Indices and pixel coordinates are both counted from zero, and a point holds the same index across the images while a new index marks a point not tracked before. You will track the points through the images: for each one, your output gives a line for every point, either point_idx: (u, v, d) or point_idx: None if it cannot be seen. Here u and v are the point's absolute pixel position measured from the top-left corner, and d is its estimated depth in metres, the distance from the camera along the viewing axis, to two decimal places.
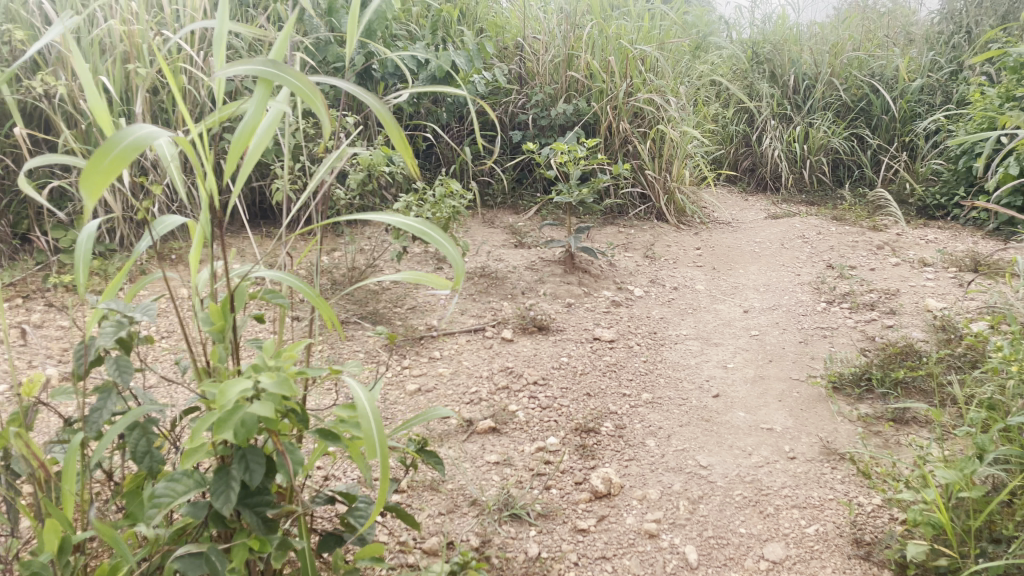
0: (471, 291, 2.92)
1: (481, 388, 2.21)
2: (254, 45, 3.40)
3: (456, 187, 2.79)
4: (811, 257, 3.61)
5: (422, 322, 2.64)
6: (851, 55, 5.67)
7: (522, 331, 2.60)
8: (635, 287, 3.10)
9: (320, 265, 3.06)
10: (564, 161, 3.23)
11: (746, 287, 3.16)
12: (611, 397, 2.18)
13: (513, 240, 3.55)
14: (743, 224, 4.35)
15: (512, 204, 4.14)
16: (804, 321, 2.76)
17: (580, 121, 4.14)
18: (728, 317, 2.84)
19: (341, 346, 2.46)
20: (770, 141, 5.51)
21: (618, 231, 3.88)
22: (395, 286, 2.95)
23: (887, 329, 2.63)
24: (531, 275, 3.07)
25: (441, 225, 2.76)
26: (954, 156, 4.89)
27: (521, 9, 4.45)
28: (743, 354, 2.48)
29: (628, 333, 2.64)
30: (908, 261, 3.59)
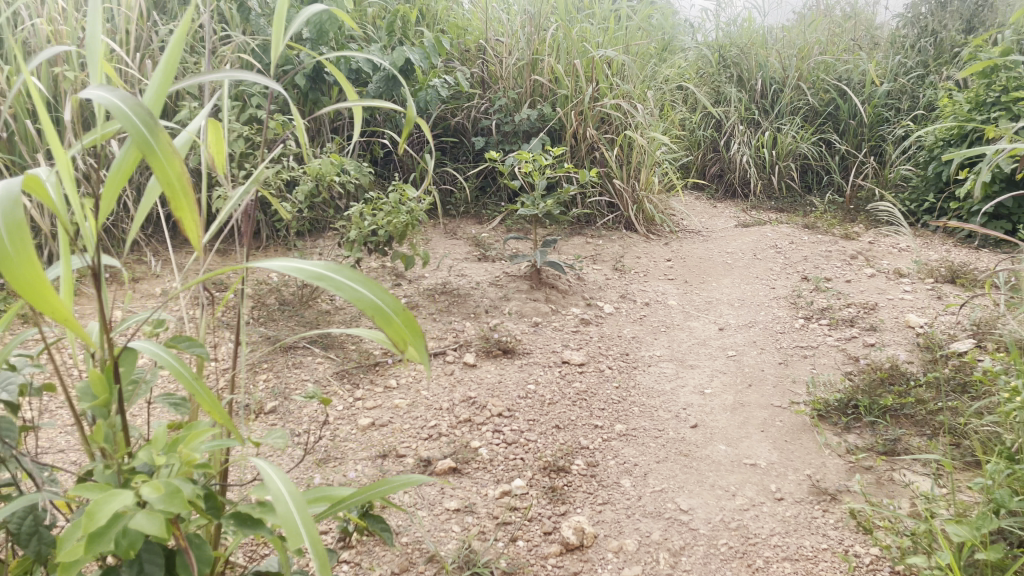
0: (430, 310, 2.74)
1: (440, 421, 2.03)
2: (197, 47, 3.20)
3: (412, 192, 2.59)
4: (785, 269, 3.49)
5: (379, 345, 2.45)
6: (818, 59, 5.60)
7: (485, 355, 2.42)
8: (605, 303, 2.94)
9: (270, 283, 2.85)
10: (531, 165, 3.05)
11: (720, 302, 3.03)
12: (582, 430, 2.02)
13: (476, 253, 3.38)
14: (714, 233, 4.23)
15: (476, 213, 3.98)
16: (782, 339, 2.63)
17: (545, 127, 3.99)
18: (703, 335, 2.70)
19: (289, 376, 2.27)
20: (738, 146, 5.41)
21: (586, 242, 3.73)
22: (349, 305, 2.76)
23: (869, 348, 2.51)
24: (495, 291, 2.89)
25: (398, 233, 2.56)
26: (923, 161, 4.83)
27: (483, 10, 4.29)
28: (721, 378, 2.34)
29: (598, 355, 2.48)
30: (883, 272, 3.50)
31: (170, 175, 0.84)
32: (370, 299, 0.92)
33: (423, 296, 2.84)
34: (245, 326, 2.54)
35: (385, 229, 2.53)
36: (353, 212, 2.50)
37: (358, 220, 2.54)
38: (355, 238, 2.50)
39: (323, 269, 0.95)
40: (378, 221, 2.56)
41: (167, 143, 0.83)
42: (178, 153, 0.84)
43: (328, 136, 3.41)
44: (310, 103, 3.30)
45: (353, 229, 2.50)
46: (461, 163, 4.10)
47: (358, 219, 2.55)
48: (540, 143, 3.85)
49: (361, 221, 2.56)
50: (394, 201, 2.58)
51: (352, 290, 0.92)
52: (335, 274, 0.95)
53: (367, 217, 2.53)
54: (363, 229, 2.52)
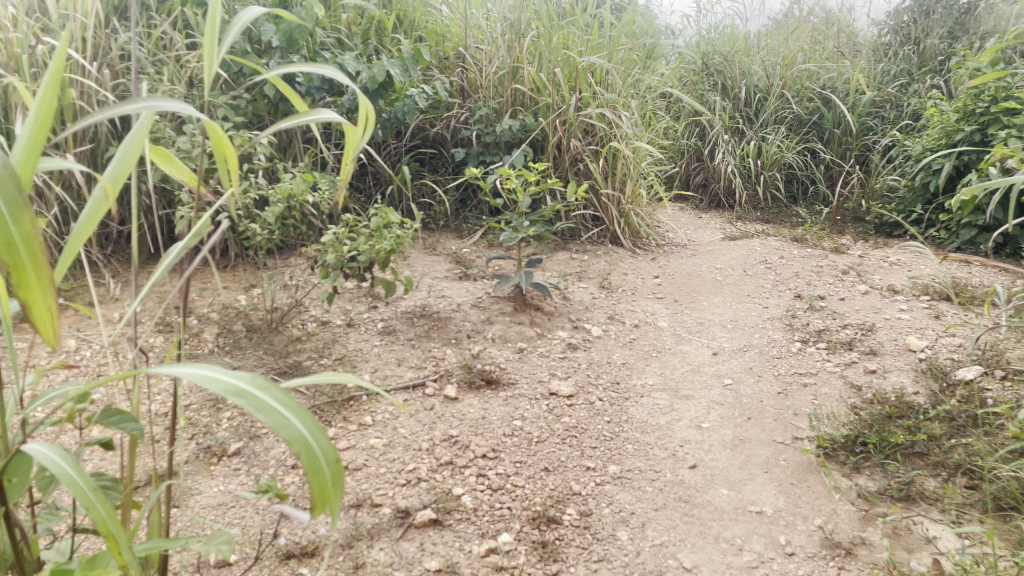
0: (409, 336, 2.59)
1: (419, 465, 1.88)
2: (159, 57, 3.04)
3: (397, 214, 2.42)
4: (777, 286, 3.38)
5: (354, 376, 2.29)
6: (802, 67, 5.51)
7: (467, 387, 2.26)
8: (593, 326, 2.80)
9: (237, 306, 2.67)
10: (516, 181, 2.90)
11: (712, 324, 2.90)
12: (572, 473, 1.87)
13: (456, 271, 3.23)
14: (701, 247, 4.11)
15: (456, 228, 3.83)
16: (779, 365, 2.50)
17: (527, 138, 3.85)
18: (696, 361, 2.56)
19: (256, 413, 2.11)
20: (722, 156, 5.30)
21: (571, 258, 3.59)
22: (322, 331, 2.60)
23: (871, 375, 2.39)
24: (477, 314, 2.74)
25: (381, 259, 2.37)
26: (911, 172, 4.74)
27: (461, 16, 4.14)
28: (718, 410, 2.20)
29: (587, 385, 2.33)
30: (877, 289, 3.39)
31: (24, 250, 0.81)
32: (299, 431, 0.92)
33: (401, 320, 2.68)
34: (209, 356, 2.37)
35: (367, 255, 2.35)
36: (331, 237, 2.32)
37: (338, 243, 2.34)
38: (334, 263, 2.31)
39: (251, 386, 0.93)
40: (357, 245, 2.38)
41: (22, 216, 0.81)
42: (35, 226, 0.82)
43: (302, 149, 3.22)
44: (281, 114, 3.11)
45: (329, 253, 2.32)
46: (440, 175, 3.95)
47: (334, 243, 2.38)
48: (523, 155, 3.70)
49: (339, 245, 2.37)
50: (378, 225, 2.39)
51: (281, 417, 0.92)
52: (262, 393, 0.94)
53: (348, 241, 2.34)
54: (341, 254, 2.33)
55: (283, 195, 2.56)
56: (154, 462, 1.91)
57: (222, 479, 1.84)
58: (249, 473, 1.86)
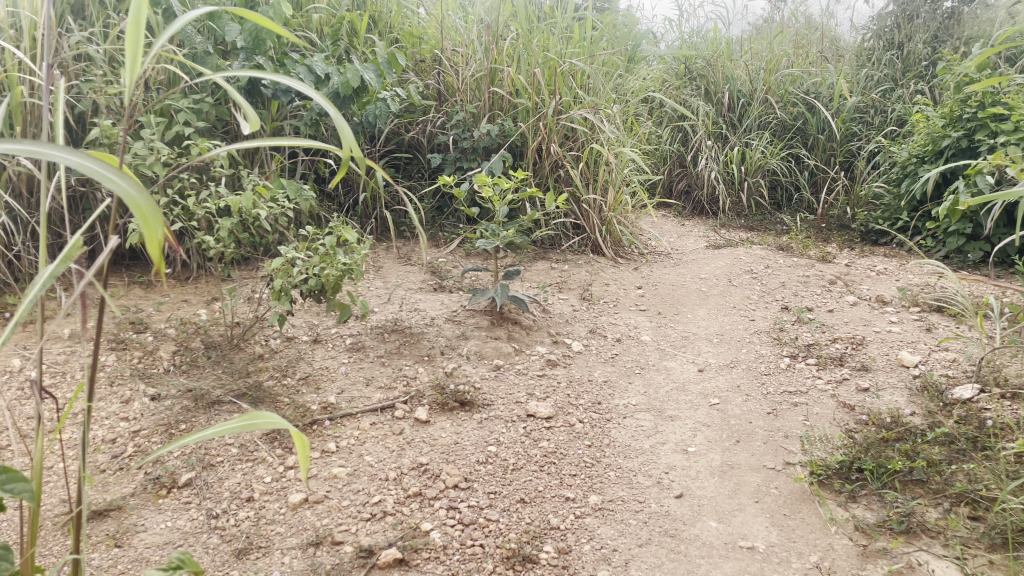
0: (379, 352, 2.45)
1: (386, 497, 1.74)
2: (116, 58, 2.89)
3: (352, 233, 2.29)
4: (763, 297, 3.27)
5: (319, 399, 2.15)
6: (786, 72, 5.43)
7: (439, 409, 2.13)
8: (573, 341, 2.68)
9: (196, 322, 2.53)
10: (492, 189, 2.77)
11: (698, 338, 2.78)
12: (550, 504, 1.74)
13: (431, 283, 3.10)
14: (685, 256, 4.00)
15: (432, 236, 3.71)
16: (768, 383, 2.38)
17: (506, 143, 3.73)
18: (681, 378, 2.44)
19: (210, 440, 1.96)
20: (705, 162, 5.21)
21: (551, 268, 3.48)
22: (287, 348, 2.46)
23: (864, 394, 2.28)
24: (452, 329, 2.60)
25: (330, 284, 2.24)
26: (896, 178, 4.66)
27: (438, 17, 4.02)
28: (705, 433, 2.08)
29: (567, 406, 2.20)
30: (865, 300, 3.30)
31: None
32: None
33: (372, 336, 2.54)
34: (163, 376, 2.23)
35: (313, 281, 2.21)
36: (279, 259, 2.19)
37: (287, 265, 2.21)
38: (281, 287, 2.18)
39: None
40: (308, 265, 2.25)
41: None
42: None
43: (269, 155, 3.07)
44: (245, 118, 2.96)
45: (277, 277, 2.18)
46: (415, 182, 3.82)
47: (284, 264, 2.23)
48: (501, 160, 3.59)
49: (289, 266, 2.24)
50: (327, 248, 2.26)
51: None
52: None
53: (297, 262, 2.22)
54: (289, 277, 2.20)
55: (234, 210, 2.43)
56: (96, 495, 1.76)
57: (171, 513, 1.70)
58: (200, 507, 1.72)
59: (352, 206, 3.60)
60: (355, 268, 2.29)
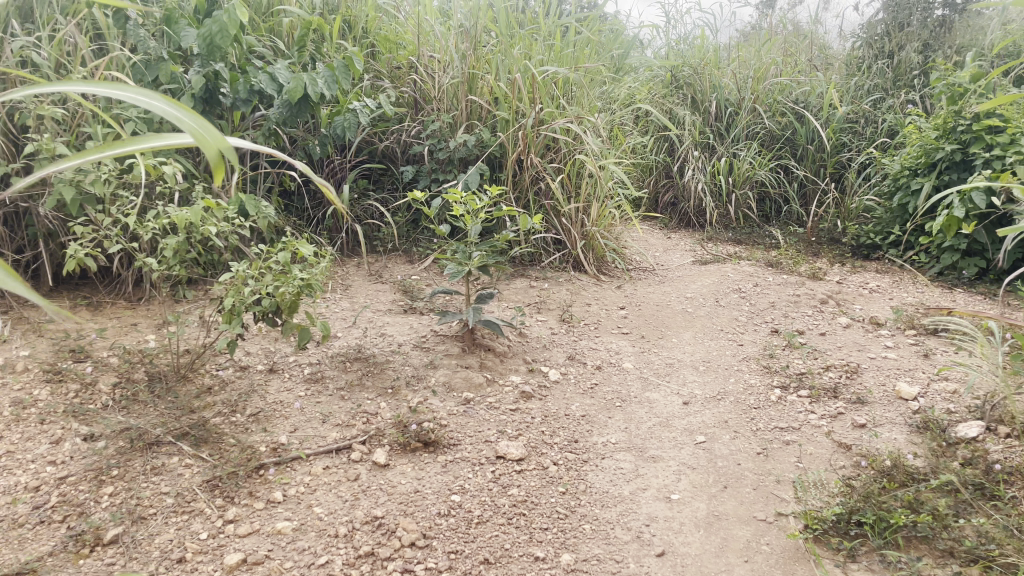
0: (340, 384, 2.27)
1: (334, 557, 1.56)
2: (62, 63, 2.69)
3: (309, 247, 2.04)
4: (752, 319, 3.11)
5: (268, 439, 1.96)
6: (774, 80, 5.29)
7: (401, 450, 1.95)
8: (550, 369, 2.51)
9: (142, 350, 2.33)
10: (466, 205, 2.58)
11: (683, 365, 2.62)
12: (517, 565, 1.56)
13: (402, 304, 2.92)
14: (671, 273, 3.84)
15: (406, 251, 3.54)
16: (758, 418, 2.22)
17: (484, 154, 3.56)
18: (665, 412, 2.27)
19: (144, 489, 1.77)
20: (692, 172, 5.05)
21: (530, 286, 3.31)
22: (240, 378, 2.28)
23: (861, 431, 2.12)
24: (420, 357, 2.42)
25: (286, 304, 1.98)
26: (888, 191, 4.53)
27: (416, 21, 3.84)
28: (690, 476, 1.91)
29: (541, 446, 2.03)
30: (859, 321, 3.14)
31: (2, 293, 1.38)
32: None
33: (332, 365, 2.36)
34: (100, 412, 2.04)
35: (268, 301, 1.95)
36: (228, 276, 1.93)
37: (238, 284, 1.96)
38: (231, 309, 1.92)
39: None
40: (262, 284, 1.99)
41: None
42: None
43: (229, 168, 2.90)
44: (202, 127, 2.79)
45: (227, 297, 1.92)
46: (389, 194, 3.64)
47: (236, 283, 1.98)
48: (479, 172, 3.41)
49: (240, 285, 1.98)
50: (282, 263, 2.00)
51: None
52: None
53: (249, 281, 1.96)
54: (241, 297, 1.94)
55: (183, 226, 2.25)
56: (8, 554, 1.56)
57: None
58: (123, 571, 1.52)
59: (321, 221, 3.46)
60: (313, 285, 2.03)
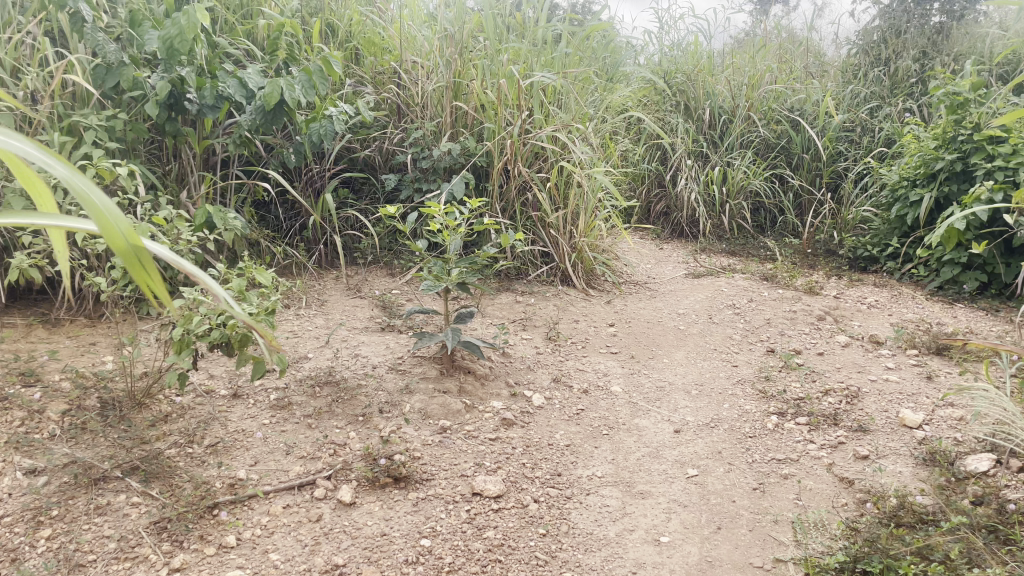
0: (308, 410, 2.12)
1: None
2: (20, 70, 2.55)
3: (265, 275, 1.93)
4: (748, 337, 2.98)
5: (225, 474, 1.81)
6: (769, 88, 5.17)
7: (369, 486, 1.80)
8: (534, 393, 2.36)
9: (96, 373, 2.18)
10: (445, 220, 2.44)
11: (674, 388, 2.48)
12: None
13: (379, 322, 2.78)
14: (663, 286, 3.70)
15: (387, 263, 3.40)
16: (754, 448, 2.08)
17: (469, 163, 3.43)
18: (655, 440, 2.14)
19: (85, 532, 1.61)
20: (685, 182, 4.93)
21: (516, 301, 3.17)
22: (202, 404, 2.13)
23: (864, 463, 1.99)
24: (395, 380, 2.28)
25: (237, 338, 1.87)
26: (886, 202, 4.42)
27: (400, 24, 3.71)
28: (681, 515, 1.77)
29: (521, 480, 1.88)
30: (858, 340, 3.02)
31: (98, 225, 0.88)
32: None
33: (300, 391, 2.21)
34: (45, 443, 1.88)
35: (217, 333, 1.84)
36: (175, 306, 1.83)
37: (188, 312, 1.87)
38: (180, 338, 1.84)
39: None
40: (213, 313, 1.88)
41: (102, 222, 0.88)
42: None
43: (197, 179, 2.80)
44: (168, 136, 2.65)
45: (173, 328, 1.83)
46: (370, 204, 3.50)
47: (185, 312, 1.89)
48: (463, 183, 3.28)
49: (191, 312, 1.89)
50: (235, 292, 1.91)
51: None
52: None
53: (199, 310, 1.86)
54: (190, 326, 1.86)
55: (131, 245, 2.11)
56: None
57: None
58: None
59: (298, 231, 3.34)
60: (267, 318, 1.93)
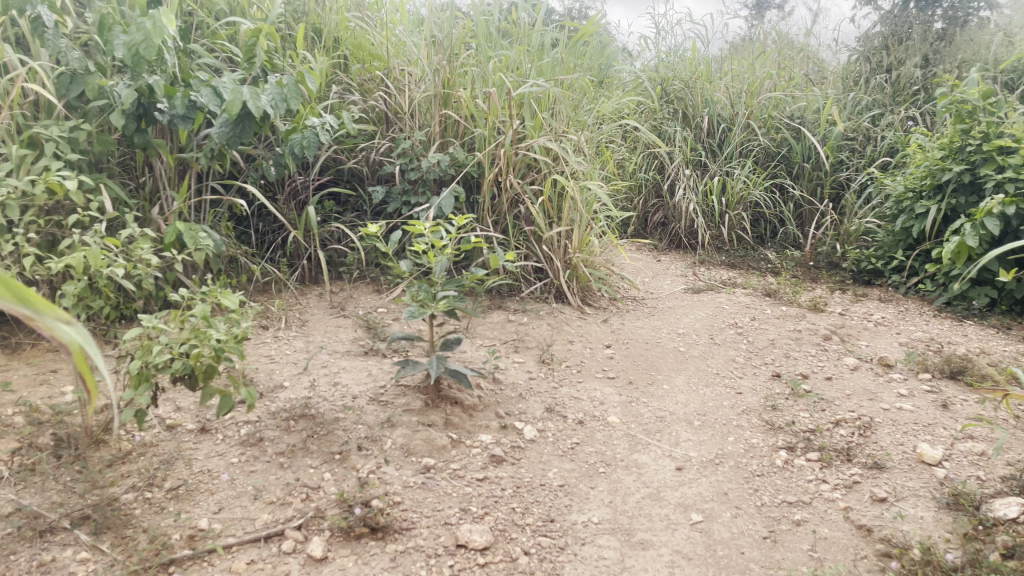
0: (282, 447, 1.96)
1: None
2: None
3: (231, 299, 1.76)
4: (751, 360, 2.83)
5: (185, 525, 1.65)
6: (768, 96, 5.03)
7: (343, 538, 1.65)
8: (525, 425, 2.20)
9: (53, 406, 2.01)
10: (430, 239, 2.28)
11: (675, 418, 2.33)
12: None
13: (362, 345, 2.62)
14: (661, 303, 3.55)
15: (373, 278, 3.24)
16: (762, 489, 1.93)
17: (460, 174, 3.27)
18: (656, 479, 1.98)
19: None
20: (683, 192, 4.78)
21: (508, 320, 3.01)
22: (166, 441, 1.96)
23: (881, 507, 1.84)
24: (377, 413, 2.12)
25: (202, 369, 1.68)
26: (891, 213, 4.27)
27: (387, 29, 3.55)
28: (684, 570, 1.62)
29: (510, 529, 1.72)
30: (867, 362, 2.87)
31: None
32: None
33: (273, 425, 2.04)
34: None
35: (179, 364, 1.65)
36: (134, 334, 1.64)
37: (146, 342, 1.69)
38: (138, 372, 1.65)
39: None
40: (175, 342, 1.70)
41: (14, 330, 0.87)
42: None
43: (170, 195, 2.64)
44: (137, 148, 2.50)
45: (132, 360, 1.64)
46: (356, 217, 3.34)
47: (145, 341, 1.70)
48: (452, 196, 3.12)
49: (151, 341, 1.70)
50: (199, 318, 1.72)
51: None
52: None
53: (160, 338, 1.68)
54: (149, 357, 1.67)
55: (84, 268, 1.94)
56: None
57: None
58: None
59: (280, 246, 3.19)
60: (236, 345, 1.73)
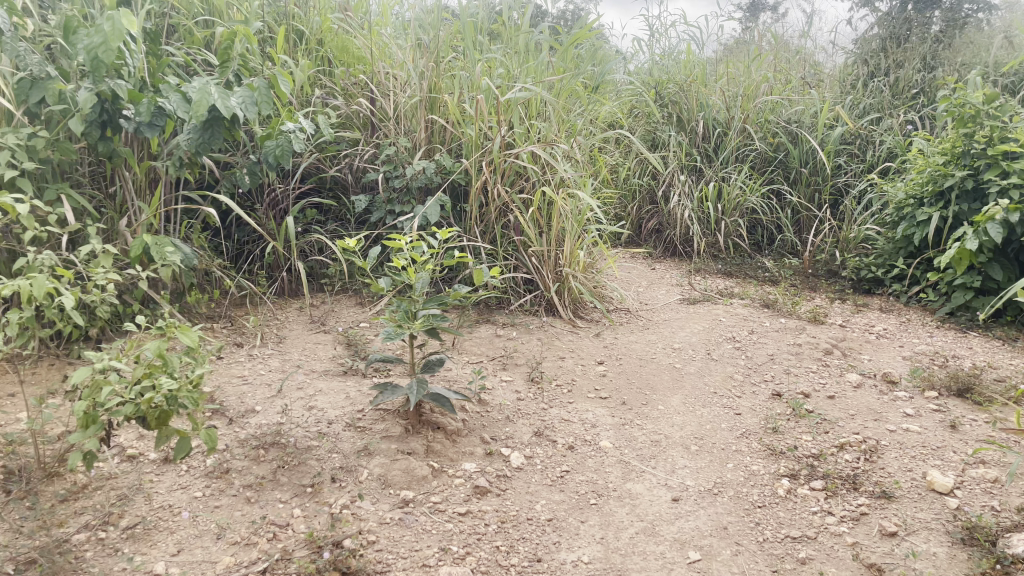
0: (252, 479, 1.83)
1: None
2: None
3: (189, 339, 1.62)
4: (751, 378, 2.70)
5: (140, 570, 1.51)
6: (765, 99, 4.91)
7: None
8: (511, 451, 2.08)
9: (4, 436, 1.86)
10: (410, 254, 2.13)
11: (671, 443, 2.20)
12: None
13: (341, 364, 2.49)
14: (656, 315, 3.43)
15: (355, 291, 3.11)
16: (764, 523, 1.81)
17: (446, 182, 3.14)
18: (651, 510, 1.86)
19: None
20: (678, 199, 4.64)
21: (496, 335, 2.88)
22: (126, 473, 1.82)
23: (891, 543, 1.72)
24: (354, 440, 1.99)
25: (153, 418, 1.56)
26: (891, 220, 4.15)
27: (371, 30, 3.42)
28: None
29: (492, 571, 1.60)
30: (870, 379, 2.74)
31: None
32: None
33: (242, 454, 1.91)
34: None
35: (129, 408, 1.53)
36: (82, 376, 1.51)
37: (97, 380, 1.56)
38: (85, 414, 1.53)
39: None
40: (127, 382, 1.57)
41: None
42: None
43: (139, 205, 2.51)
44: (102, 157, 2.36)
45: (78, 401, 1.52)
46: (337, 227, 3.21)
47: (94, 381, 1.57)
48: (438, 205, 3.00)
49: (101, 380, 1.57)
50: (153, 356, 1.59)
51: None
52: None
53: (110, 380, 1.55)
54: (98, 397, 1.54)
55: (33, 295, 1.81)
56: None
57: None
58: None
59: (258, 258, 3.07)
60: (192, 390, 1.60)
